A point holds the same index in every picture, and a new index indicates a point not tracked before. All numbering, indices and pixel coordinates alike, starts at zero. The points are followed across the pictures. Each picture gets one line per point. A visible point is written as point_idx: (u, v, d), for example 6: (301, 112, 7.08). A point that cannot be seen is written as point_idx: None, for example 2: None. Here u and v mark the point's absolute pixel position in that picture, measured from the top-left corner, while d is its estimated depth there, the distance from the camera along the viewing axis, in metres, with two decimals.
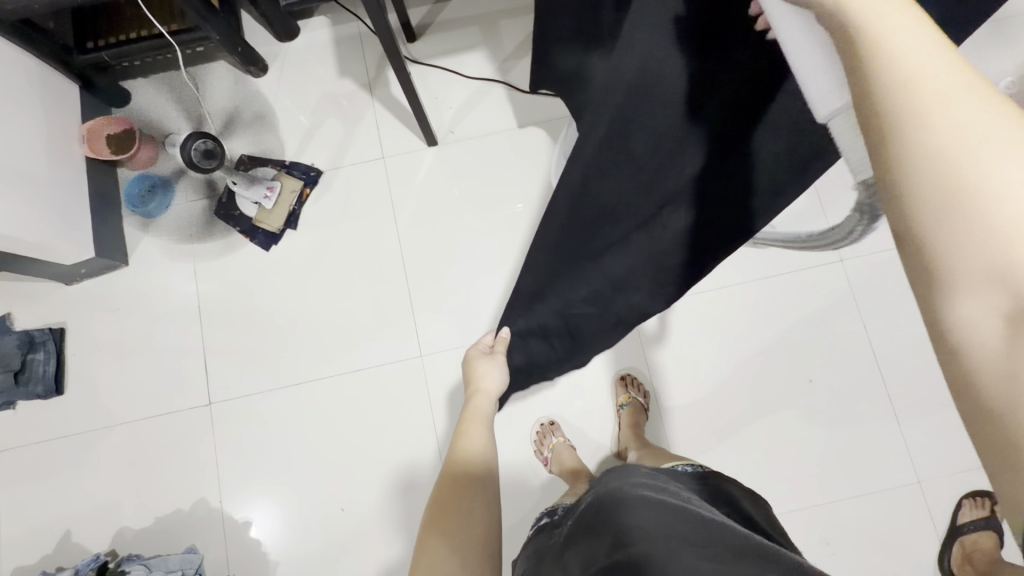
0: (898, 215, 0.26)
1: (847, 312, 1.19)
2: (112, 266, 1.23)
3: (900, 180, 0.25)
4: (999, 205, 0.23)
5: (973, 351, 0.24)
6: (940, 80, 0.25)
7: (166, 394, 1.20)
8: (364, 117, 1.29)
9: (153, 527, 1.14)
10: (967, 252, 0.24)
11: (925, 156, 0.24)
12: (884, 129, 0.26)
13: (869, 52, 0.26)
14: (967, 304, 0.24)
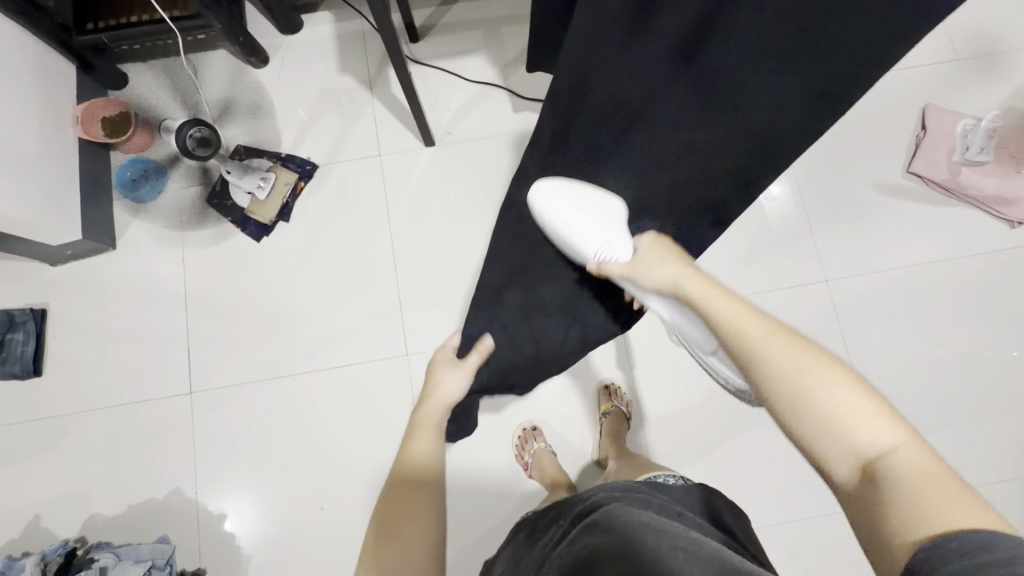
0: (783, 411, 0.49)
1: (829, 331, 1.20)
2: (99, 249, 1.22)
3: (756, 375, 0.52)
4: (829, 403, 0.46)
5: (844, 483, 0.45)
6: (771, 345, 0.52)
7: (146, 382, 1.18)
8: (362, 114, 1.30)
9: (125, 515, 1.13)
10: (810, 413, 0.47)
11: (762, 364, 0.52)
12: (749, 348, 0.54)
13: (721, 322, 0.57)
14: (838, 461, 0.45)
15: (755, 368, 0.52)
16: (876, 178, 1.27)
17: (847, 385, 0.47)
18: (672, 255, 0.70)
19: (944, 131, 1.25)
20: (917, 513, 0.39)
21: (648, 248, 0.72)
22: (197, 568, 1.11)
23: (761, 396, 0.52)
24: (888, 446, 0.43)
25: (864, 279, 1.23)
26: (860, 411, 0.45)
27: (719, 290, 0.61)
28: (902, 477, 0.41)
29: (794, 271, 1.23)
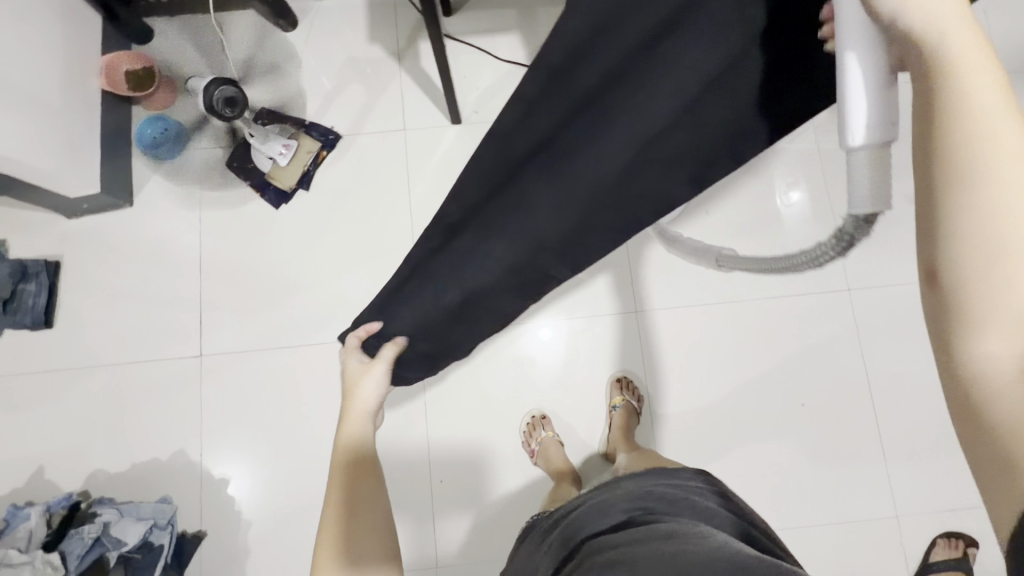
0: (941, 257, 0.31)
1: (848, 341, 1.19)
2: (116, 205, 1.20)
3: (962, 234, 0.30)
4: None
5: (989, 374, 0.31)
6: (1019, 172, 0.30)
7: (157, 342, 1.18)
8: (389, 85, 1.27)
9: (128, 472, 1.13)
10: (999, 294, 0.30)
11: (985, 205, 0.30)
12: (978, 165, 0.29)
13: (963, 103, 0.30)
14: (1000, 346, 0.31)
15: (952, 230, 0.31)
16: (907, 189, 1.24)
17: None
18: None
19: None
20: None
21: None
22: (198, 529, 1.11)
23: (926, 242, 0.32)
24: None
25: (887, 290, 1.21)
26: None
27: (985, 54, 0.30)
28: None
29: (817, 278, 1.21)
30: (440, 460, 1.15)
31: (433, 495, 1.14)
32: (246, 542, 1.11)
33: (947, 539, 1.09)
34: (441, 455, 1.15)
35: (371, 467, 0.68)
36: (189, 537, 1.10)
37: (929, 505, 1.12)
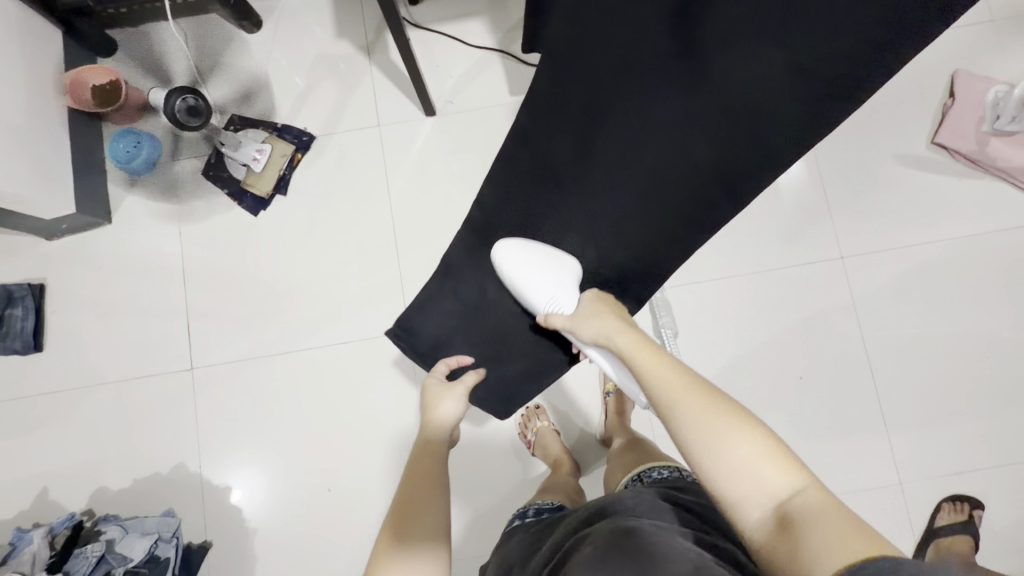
0: (698, 465, 0.55)
1: (843, 310, 1.17)
2: (94, 223, 1.19)
3: (682, 433, 0.58)
4: (725, 454, 0.53)
5: (758, 529, 0.49)
6: (686, 395, 0.60)
7: (148, 358, 1.18)
8: (360, 82, 1.24)
9: (130, 488, 1.14)
10: (714, 459, 0.54)
11: (685, 420, 0.58)
12: (667, 402, 0.61)
13: (642, 367, 0.67)
14: (752, 509, 0.50)
15: (697, 467, 0.55)
16: (897, 149, 1.20)
17: (744, 427, 0.55)
18: (605, 305, 0.81)
19: (974, 99, 1.18)
20: (824, 552, 0.42)
21: (586, 307, 0.81)
22: (203, 540, 1.12)
23: (676, 439, 0.58)
24: (793, 484, 0.49)
25: (882, 255, 1.18)
26: (760, 453, 0.52)
27: (649, 347, 0.70)
28: (819, 517, 0.45)
29: (809, 249, 1.19)
30: None
31: None
32: (252, 550, 1.12)
33: (952, 503, 1.08)
34: None
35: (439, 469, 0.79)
36: (195, 547, 1.11)
37: (931, 470, 1.11)
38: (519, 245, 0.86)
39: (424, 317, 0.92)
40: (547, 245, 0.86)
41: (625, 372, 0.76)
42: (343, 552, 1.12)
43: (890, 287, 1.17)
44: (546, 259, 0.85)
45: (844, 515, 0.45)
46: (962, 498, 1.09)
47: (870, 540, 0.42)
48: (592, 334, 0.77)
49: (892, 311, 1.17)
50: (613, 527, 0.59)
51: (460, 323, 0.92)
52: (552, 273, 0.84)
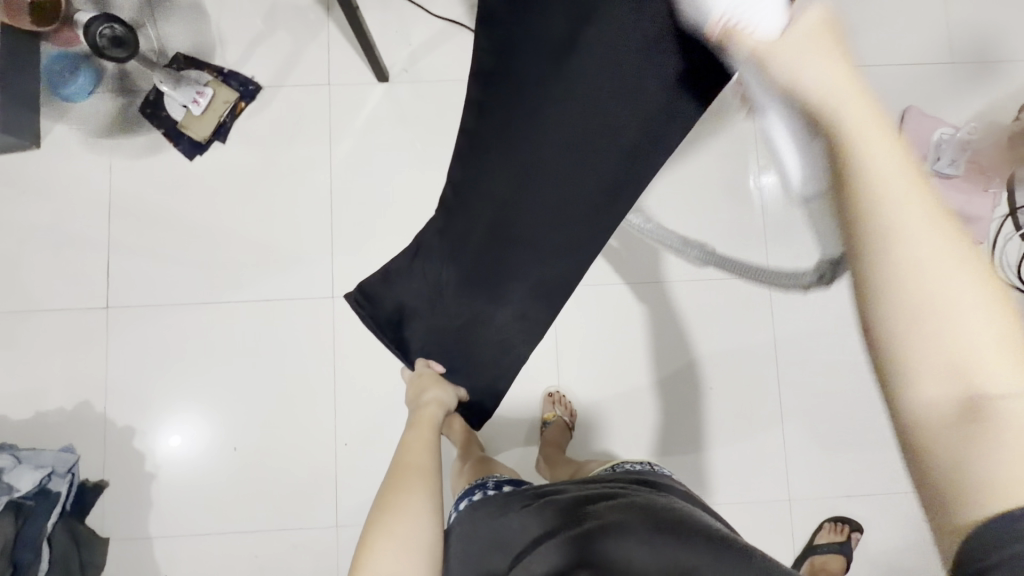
0: (856, 237, 0.33)
1: (765, 329, 1.19)
2: (20, 146, 1.15)
3: (873, 188, 0.32)
4: (953, 325, 0.32)
5: (929, 417, 0.32)
6: (915, 219, 0.32)
7: (67, 291, 1.15)
8: (315, 36, 1.21)
9: (31, 420, 1.12)
10: (892, 261, 0.32)
11: (878, 203, 0.32)
12: (882, 225, 0.32)
13: (859, 177, 0.32)
14: (929, 386, 0.32)
15: (868, 235, 0.33)
16: None
17: (978, 288, 0.32)
18: (832, 33, 0.35)
19: (920, 138, 1.20)
20: (991, 470, 0.31)
21: (798, 37, 0.35)
22: (100, 480, 1.11)
23: (840, 186, 0.34)
24: (1002, 382, 0.31)
25: (808, 281, 1.21)
26: (987, 318, 0.32)
27: (879, 120, 0.33)
28: (1009, 429, 0.31)
29: (740, 264, 1.20)
30: (348, 424, 1.14)
31: (339, 458, 1.14)
32: (150, 495, 1.12)
33: (834, 523, 1.14)
34: (350, 420, 1.14)
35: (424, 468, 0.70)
36: (90, 486, 1.11)
37: (821, 490, 1.16)
38: None
39: (388, 285, 0.77)
40: None
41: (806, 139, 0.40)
42: (243, 506, 1.12)
43: (812, 311, 1.20)
44: None
45: None
46: (845, 520, 1.14)
47: None
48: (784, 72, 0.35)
49: (811, 337, 1.19)
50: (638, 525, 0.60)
51: (425, 300, 0.74)
52: None
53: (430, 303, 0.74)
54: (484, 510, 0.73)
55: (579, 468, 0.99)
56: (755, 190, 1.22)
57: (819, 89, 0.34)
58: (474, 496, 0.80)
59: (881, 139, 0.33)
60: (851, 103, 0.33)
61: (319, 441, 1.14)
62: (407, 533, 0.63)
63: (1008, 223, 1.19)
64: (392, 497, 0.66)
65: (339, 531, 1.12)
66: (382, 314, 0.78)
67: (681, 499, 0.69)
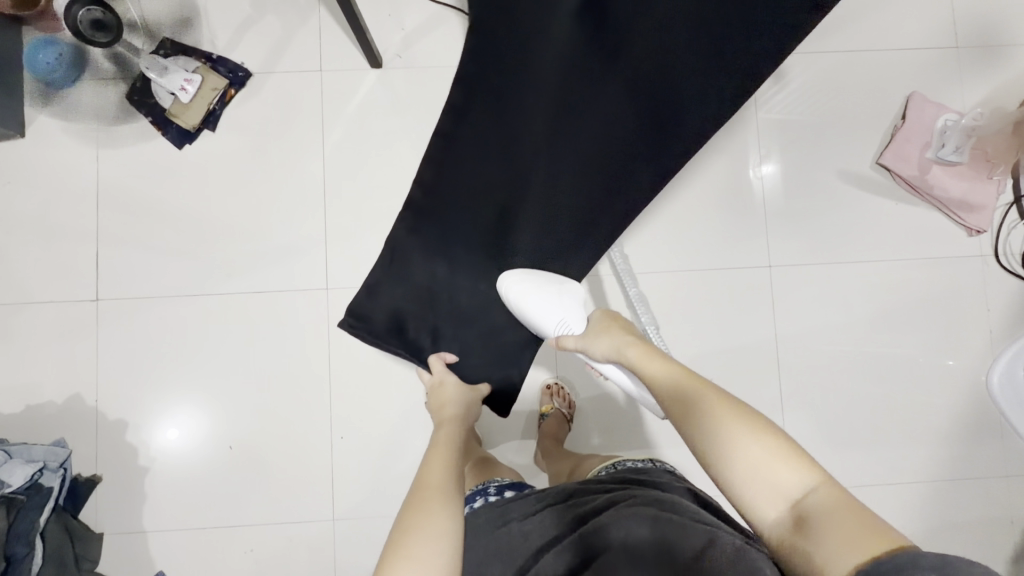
0: (645, 381, 0.69)
1: (765, 318, 1.18)
2: (5, 134, 1.12)
3: (676, 414, 0.62)
4: (761, 470, 0.53)
5: (772, 533, 0.52)
6: (716, 416, 0.58)
7: (55, 283, 1.13)
8: (307, 21, 1.18)
9: (21, 414, 1.11)
10: (701, 449, 0.58)
11: (647, 375, 0.68)
12: (681, 425, 0.61)
13: (665, 386, 0.65)
14: (766, 509, 0.52)
15: (677, 416, 0.62)
16: (842, 167, 1.20)
17: (770, 446, 0.54)
18: (615, 321, 0.79)
19: (923, 124, 1.18)
20: (834, 553, 0.46)
21: (594, 329, 0.79)
22: (93, 474, 1.10)
23: (635, 374, 0.71)
24: (806, 488, 0.51)
25: (808, 271, 1.19)
26: (776, 460, 0.53)
27: (657, 353, 0.70)
28: (833, 518, 0.48)
29: (738, 254, 1.19)
30: (343, 417, 1.13)
31: (334, 451, 1.13)
32: (144, 489, 1.11)
33: None
34: (345, 413, 1.13)
35: (440, 484, 0.69)
36: (82, 480, 1.09)
37: None
38: (523, 281, 0.87)
39: (375, 302, 0.95)
40: (552, 273, 0.89)
41: (632, 379, 0.76)
42: (238, 500, 1.11)
43: (812, 300, 1.19)
44: (546, 283, 0.87)
45: (855, 513, 0.48)
46: None
47: (883, 535, 0.45)
48: (612, 356, 0.75)
49: (811, 327, 1.18)
50: (651, 518, 0.59)
51: (414, 298, 0.94)
52: (555, 298, 0.85)
53: (421, 304, 0.94)
54: (489, 513, 0.75)
55: (577, 464, 0.97)
56: (756, 182, 1.20)
57: (622, 355, 0.73)
58: (475, 504, 0.82)
59: (652, 361, 0.69)
60: (599, 345, 0.76)
61: (315, 435, 1.13)
62: (427, 559, 0.60)
63: (1011, 211, 1.18)
64: (410, 517, 0.64)
65: (335, 524, 1.11)
66: (379, 329, 0.96)
67: (687, 500, 0.67)
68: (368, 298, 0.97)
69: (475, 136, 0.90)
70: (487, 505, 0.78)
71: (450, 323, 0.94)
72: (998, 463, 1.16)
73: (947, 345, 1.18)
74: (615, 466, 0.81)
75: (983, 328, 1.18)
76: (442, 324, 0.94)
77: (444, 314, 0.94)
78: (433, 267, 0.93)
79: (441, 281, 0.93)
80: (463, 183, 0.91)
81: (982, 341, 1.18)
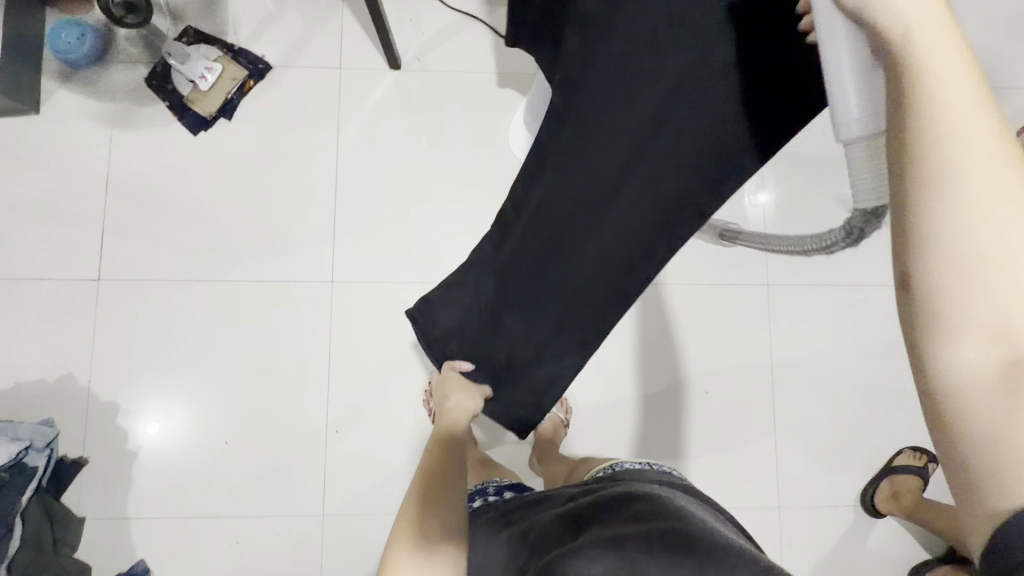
0: (909, 107, 0.30)
1: (761, 335, 1.20)
2: (19, 110, 1.13)
3: (936, 140, 0.29)
4: (1011, 275, 0.30)
5: (967, 379, 0.31)
6: (970, 174, 0.29)
7: (56, 262, 1.13)
8: (328, 21, 1.20)
9: (10, 391, 1.09)
10: (956, 223, 0.30)
11: (932, 125, 0.29)
12: (928, 150, 0.29)
13: (917, 127, 0.30)
14: (977, 348, 0.30)
15: (931, 193, 0.30)
16: (841, 193, 1.24)
17: None
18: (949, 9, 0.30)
19: None
20: None
21: (912, 2, 0.30)
22: (79, 456, 1.08)
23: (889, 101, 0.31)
24: None
25: (805, 293, 1.22)
26: None
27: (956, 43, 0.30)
28: None
29: (739, 271, 1.22)
30: (339, 412, 1.13)
31: (328, 446, 1.12)
32: (130, 475, 1.09)
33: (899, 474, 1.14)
34: (341, 405, 1.13)
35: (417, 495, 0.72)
36: (68, 462, 1.07)
37: (809, 500, 1.17)
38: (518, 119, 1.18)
39: (440, 306, 0.85)
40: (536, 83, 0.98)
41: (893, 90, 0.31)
42: (227, 492, 1.10)
43: (807, 319, 1.21)
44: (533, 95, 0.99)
45: None
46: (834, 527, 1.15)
47: None
48: (880, 23, 0.30)
49: (805, 346, 1.20)
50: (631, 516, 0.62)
51: (476, 316, 0.81)
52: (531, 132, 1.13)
53: (466, 319, 0.84)
54: (489, 512, 0.79)
55: (574, 467, 0.97)
56: (751, 208, 1.23)
57: (895, 30, 0.30)
58: (475, 503, 0.84)
59: (936, 60, 0.30)
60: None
61: (309, 428, 1.12)
62: None
63: None
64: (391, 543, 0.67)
65: (324, 520, 1.10)
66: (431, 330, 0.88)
67: (684, 499, 0.68)
68: (434, 301, 0.86)
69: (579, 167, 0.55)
70: (490, 503, 0.82)
71: (514, 352, 0.80)
72: None
73: None
74: (615, 467, 0.83)
75: None
76: (507, 350, 0.81)
77: (484, 349, 0.85)
78: (481, 292, 0.79)
79: (480, 318, 0.82)
80: (519, 234, 0.69)
81: None
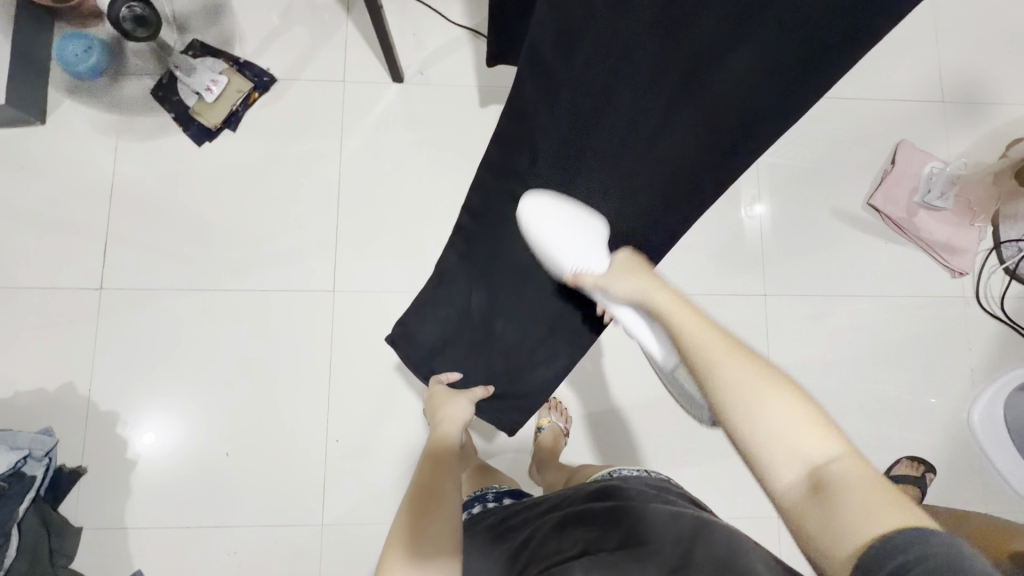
0: (684, 349, 0.51)
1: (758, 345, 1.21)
2: (24, 120, 1.14)
3: (702, 356, 0.49)
4: (780, 422, 0.44)
5: (789, 497, 0.42)
6: (724, 360, 0.48)
7: (58, 270, 1.13)
8: (333, 35, 1.22)
9: (10, 400, 1.09)
10: (738, 394, 0.46)
11: (703, 363, 0.49)
12: (704, 357, 0.49)
13: (688, 345, 0.51)
14: (785, 474, 0.43)
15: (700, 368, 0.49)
16: (837, 205, 1.26)
17: (796, 406, 0.44)
18: (643, 266, 0.65)
19: (911, 171, 1.25)
20: (857, 523, 0.38)
21: (617, 269, 0.66)
22: (77, 465, 1.08)
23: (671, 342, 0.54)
24: (830, 453, 0.42)
25: (801, 303, 1.24)
26: (803, 424, 0.43)
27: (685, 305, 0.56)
28: (852, 492, 0.39)
29: (736, 281, 1.23)
30: (339, 421, 1.13)
31: (327, 455, 1.12)
32: (128, 485, 1.08)
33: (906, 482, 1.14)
34: (341, 415, 1.13)
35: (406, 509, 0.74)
36: (66, 471, 1.07)
37: None
38: None
39: (420, 324, 0.85)
40: None
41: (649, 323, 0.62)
42: (225, 502, 1.09)
43: (804, 330, 1.23)
44: None
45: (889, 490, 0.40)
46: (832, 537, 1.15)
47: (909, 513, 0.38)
48: (628, 295, 0.62)
49: (802, 356, 1.22)
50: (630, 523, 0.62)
51: (458, 329, 0.84)
52: None
53: (451, 336, 0.85)
54: (487, 518, 0.79)
55: (572, 476, 0.98)
56: (749, 220, 1.25)
57: (643, 302, 0.60)
58: (474, 509, 0.85)
59: (681, 314, 0.55)
60: (641, 289, 0.61)
61: (309, 437, 1.12)
62: None
63: (991, 257, 1.24)
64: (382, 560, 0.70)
65: (323, 530, 1.10)
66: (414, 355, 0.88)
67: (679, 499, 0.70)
68: (406, 323, 0.86)
69: (577, 139, 0.61)
70: (490, 509, 0.82)
71: (508, 356, 0.85)
72: (981, 500, 1.18)
73: (931, 383, 1.22)
74: (611, 474, 0.83)
75: (966, 367, 1.23)
76: (502, 357, 0.85)
77: (475, 358, 0.87)
78: (467, 305, 0.81)
79: (469, 331, 0.84)
80: (504, 240, 0.73)
81: (964, 380, 1.22)
